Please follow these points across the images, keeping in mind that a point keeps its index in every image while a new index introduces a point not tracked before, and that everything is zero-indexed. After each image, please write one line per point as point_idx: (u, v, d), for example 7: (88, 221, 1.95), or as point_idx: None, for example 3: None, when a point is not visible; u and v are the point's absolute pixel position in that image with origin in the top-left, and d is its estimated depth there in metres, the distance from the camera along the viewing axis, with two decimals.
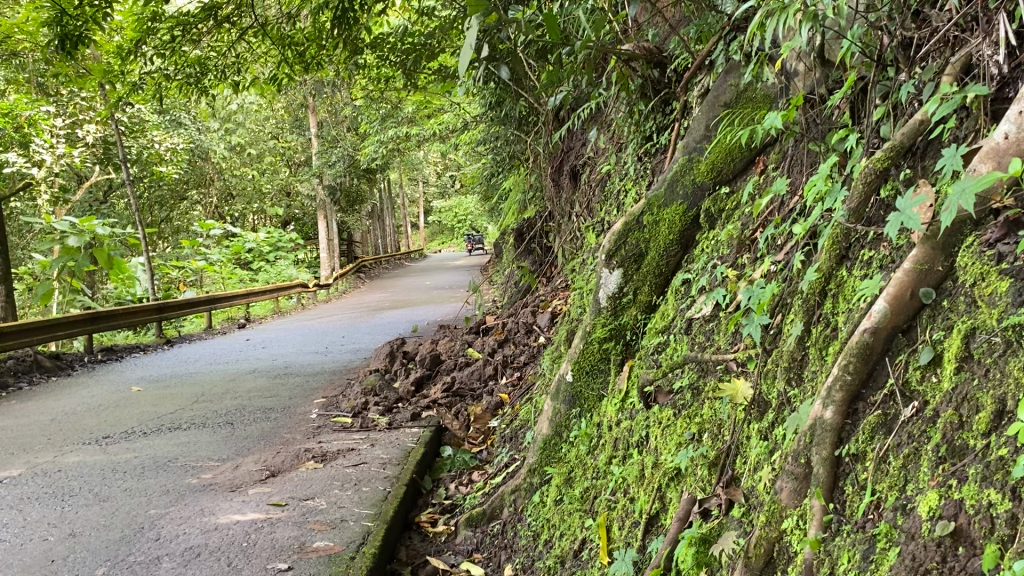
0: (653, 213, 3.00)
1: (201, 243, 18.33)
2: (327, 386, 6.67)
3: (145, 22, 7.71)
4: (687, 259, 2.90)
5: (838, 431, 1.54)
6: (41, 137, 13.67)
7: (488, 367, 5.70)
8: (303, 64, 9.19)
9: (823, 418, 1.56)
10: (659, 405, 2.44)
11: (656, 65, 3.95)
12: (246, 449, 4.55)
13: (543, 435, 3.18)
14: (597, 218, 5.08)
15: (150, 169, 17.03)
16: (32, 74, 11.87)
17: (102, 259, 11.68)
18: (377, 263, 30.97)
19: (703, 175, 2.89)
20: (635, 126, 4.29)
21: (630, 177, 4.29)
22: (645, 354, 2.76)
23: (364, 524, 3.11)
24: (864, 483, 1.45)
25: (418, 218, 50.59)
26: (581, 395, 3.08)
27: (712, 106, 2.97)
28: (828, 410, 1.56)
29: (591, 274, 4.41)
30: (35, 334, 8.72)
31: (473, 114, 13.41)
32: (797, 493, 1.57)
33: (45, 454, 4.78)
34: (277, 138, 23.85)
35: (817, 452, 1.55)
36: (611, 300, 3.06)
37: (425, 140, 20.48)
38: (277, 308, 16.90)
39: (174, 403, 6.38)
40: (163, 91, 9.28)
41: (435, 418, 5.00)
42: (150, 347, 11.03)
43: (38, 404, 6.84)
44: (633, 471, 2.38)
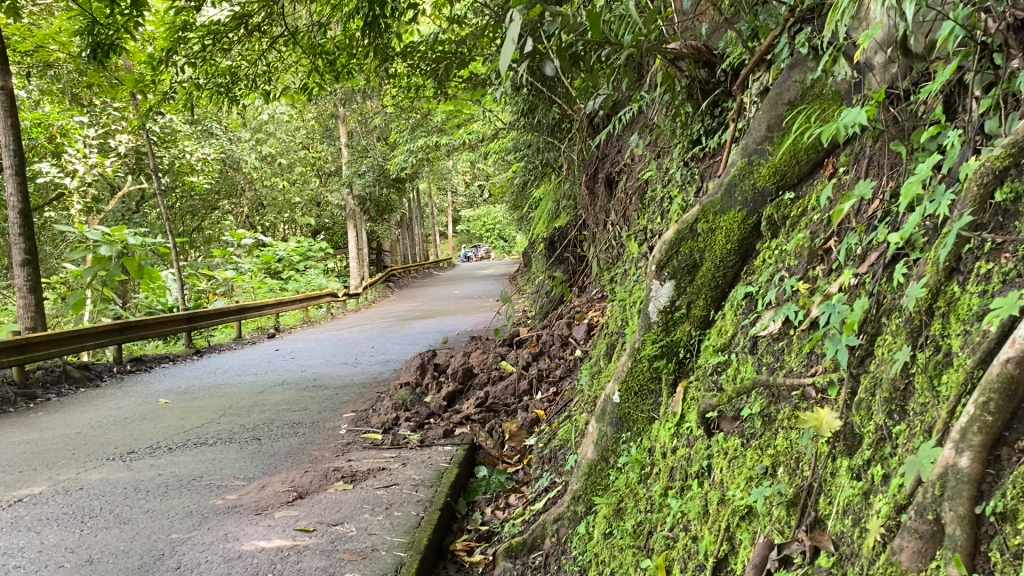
0: (708, 220, 2.76)
1: (231, 254, 18.41)
2: (357, 399, 6.49)
3: (175, 30, 7.75)
4: (747, 271, 2.66)
5: (977, 482, 1.31)
6: (73, 147, 13.84)
7: (522, 382, 5.49)
8: (333, 72, 9.18)
9: (957, 465, 1.33)
10: (722, 433, 2.21)
11: (704, 64, 3.73)
12: (273, 466, 4.36)
13: (589, 460, 2.97)
14: (637, 226, 4.85)
15: (181, 179, 17.14)
16: (64, 84, 12.03)
17: (133, 268, 11.66)
18: (405, 272, 30.97)
19: (765, 179, 2.64)
20: (680, 129, 4.07)
21: (675, 183, 4.06)
22: (704, 374, 2.53)
23: (397, 554, 2.90)
24: (1017, 550, 1.22)
25: (448, 228, 50.72)
26: (629, 418, 2.86)
27: (774, 104, 2.71)
28: (963, 456, 1.33)
29: (633, 285, 4.18)
30: (64, 344, 8.64)
31: (503, 122, 13.29)
32: (922, 555, 1.35)
33: (68, 470, 4.63)
34: (307, 148, 24.00)
35: (952, 509, 1.32)
36: (662, 314, 2.83)
37: (454, 148, 20.48)
38: (307, 318, 16.86)
39: (201, 416, 6.24)
40: (193, 101, 9.31)
41: (468, 436, 4.80)
42: (179, 358, 10.96)
43: (63, 416, 6.74)
44: (696, 506, 2.16)
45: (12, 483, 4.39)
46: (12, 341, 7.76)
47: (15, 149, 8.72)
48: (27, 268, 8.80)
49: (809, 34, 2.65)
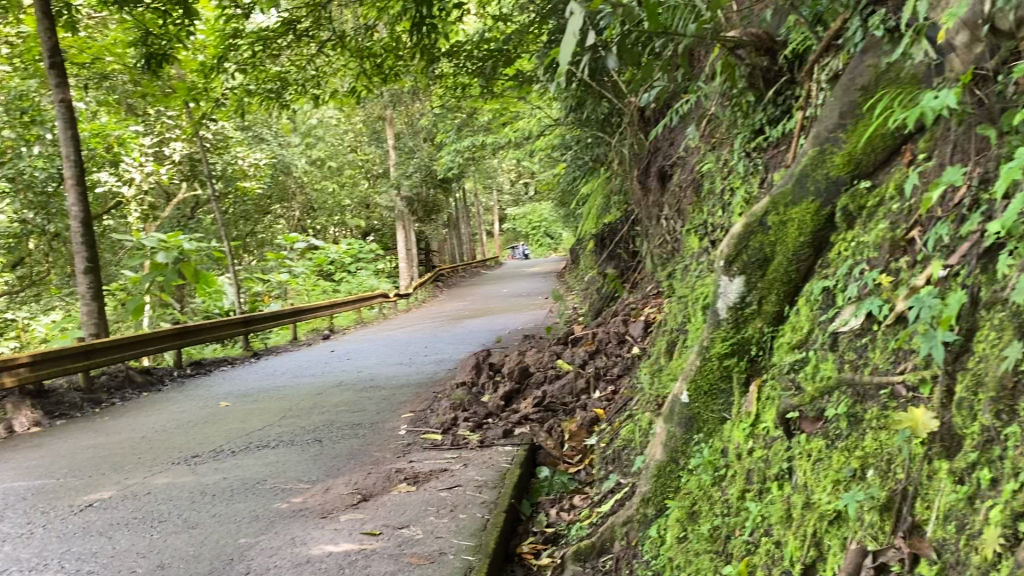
0: (780, 212, 2.67)
1: (284, 257, 18.69)
2: (414, 399, 6.50)
3: (225, 38, 8.08)
4: (821, 264, 2.57)
5: None
6: (131, 156, 14.33)
7: (580, 381, 5.43)
8: (381, 74, 9.34)
9: None
10: (803, 434, 2.12)
11: (765, 52, 3.65)
12: (336, 469, 4.38)
13: (657, 461, 2.91)
14: (695, 219, 4.76)
15: (234, 185, 17.48)
16: (121, 95, 12.34)
17: (189, 273, 11.90)
18: (453, 272, 31.12)
19: (839, 169, 2.54)
20: (741, 119, 3.98)
21: (737, 175, 3.97)
22: (780, 372, 2.45)
23: (465, 558, 2.87)
24: None
25: (495, 227, 50.84)
26: (699, 418, 2.80)
27: (846, 90, 2.61)
28: None
29: (694, 279, 4.10)
30: (126, 350, 8.83)
31: (549, 118, 13.28)
32: None
33: (135, 474, 4.71)
34: (354, 151, 24.28)
35: None
36: (731, 311, 2.76)
37: (500, 146, 20.53)
38: (359, 319, 17.03)
39: (261, 419, 6.30)
40: (245, 107, 9.48)
41: (528, 435, 4.75)
42: (236, 360, 11.15)
43: (128, 421, 6.87)
44: (778, 510, 2.08)
45: (82, 488, 4.47)
46: (76, 348, 7.94)
47: (76, 160, 8.95)
48: (89, 276, 9.00)
49: (884, 16, 2.54)
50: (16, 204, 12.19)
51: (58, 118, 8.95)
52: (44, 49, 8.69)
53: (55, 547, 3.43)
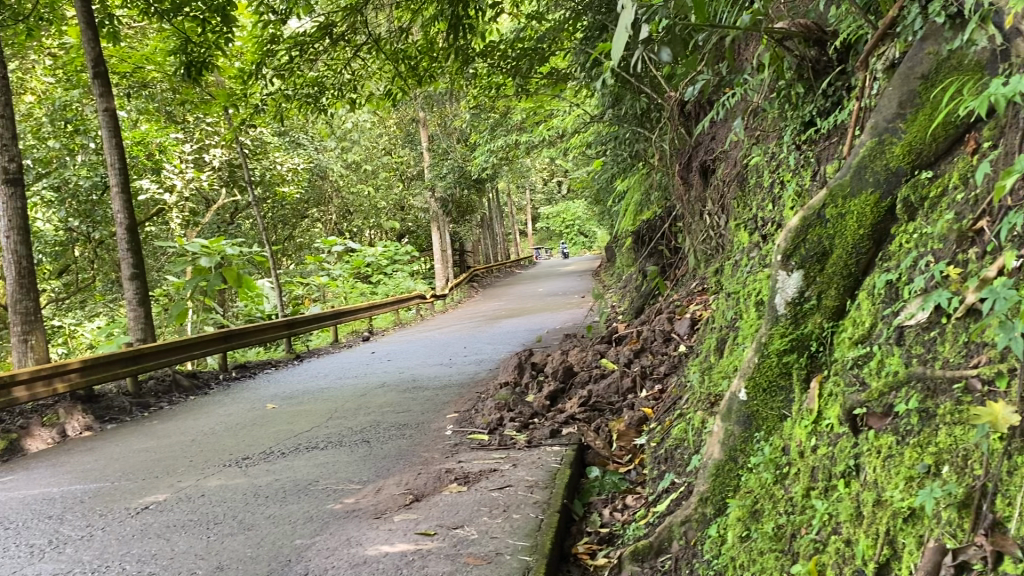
0: (837, 205, 2.64)
1: (323, 260, 18.90)
2: (458, 399, 6.52)
3: (265, 44, 8.19)
4: (882, 257, 2.52)
5: None
6: (171, 163, 14.55)
7: (626, 380, 5.40)
8: (416, 76, 9.39)
9: None
10: (871, 430, 2.09)
11: (814, 43, 3.61)
12: (386, 470, 4.41)
13: (715, 460, 2.89)
14: (743, 214, 4.71)
15: (272, 190, 17.69)
16: (162, 103, 12.57)
17: (231, 278, 12.08)
18: (487, 272, 31.19)
19: (899, 159, 2.50)
20: (792, 111, 3.93)
21: (788, 168, 3.92)
22: (842, 368, 2.41)
23: (523, 559, 2.86)
24: None
25: (529, 227, 50.88)
26: (758, 416, 2.77)
27: (904, 79, 2.56)
28: None
29: (745, 275, 4.06)
30: (173, 354, 8.96)
31: (584, 116, 13.25)
32: None
33: (188, 477, 4.78)
34: (389, 154, 24.51)
35: None
36: (790, 306, 2.74)
37: (534, 145, 20.53)
38: (398, 320, 17.14)
39: (309, 420, 6.37)
40: (284, 112, 9.61)
41: (577, 435, 4.74)
42: (279, 363, 11.28)
43: (177, 424, 6.98)
44: (846, 508, 2.05)
45: (138, 491, 4.54)
46: (125, 353, 8.08)
47: (120, 167, 9.10)
48: (135, 282, 9.16)
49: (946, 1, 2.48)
50: (63, 212, 12.44)
51: (103, 127, 9.10)
52: (88, 59, 8.86)
53: (115, 549, 3.49)
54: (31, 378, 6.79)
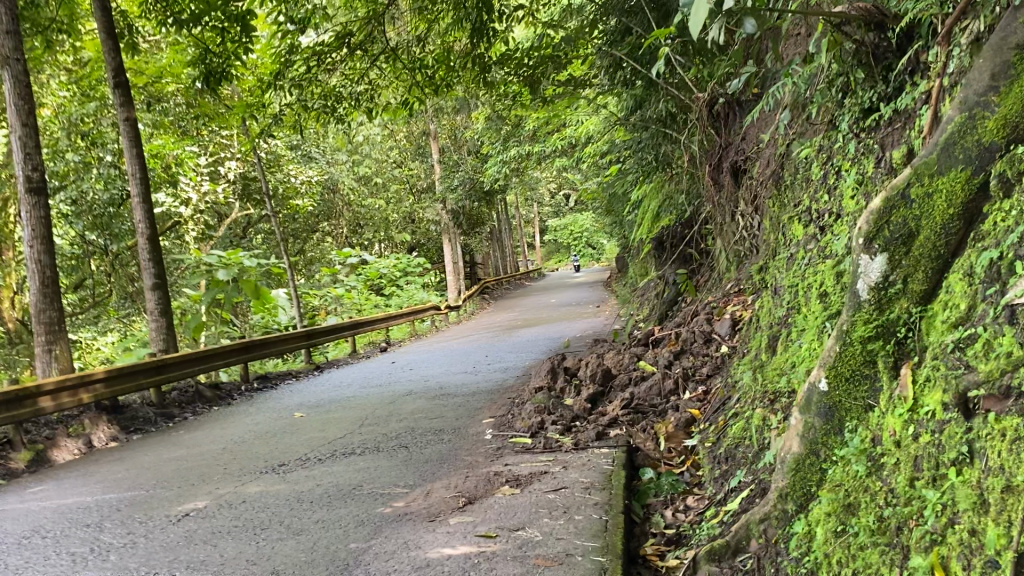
0: (924, 185, 2.53)
1: (336, 273, 18.87)
2: (492, 405, 6.42)
3: (282, 55, 8.16)
4: (974, 236, 2.39)
5: None
6: (187, 176, 14.54)
7: (668, 381, 5.28)
8: (433, 85, 9.35)
9: None
10: (988, 413, 1.98)
11: (875, 27, 3.51)
12: (431, 474, 4.29)
13: (794, 454, 2.79)
14: (792, 209, 4.60)
15: (285, 203, 17.68)
16: (177, 116, 12.53)
17: (248, 289, 12.05)
18: (498, 285, 31.15)
19: (992, 134, 2.35)
20: (851, 100, 3.83)
21: (845, 157, 3.82)
22: (940, 353, 2.29)
23: (596, 559, 2.74)
24: None
25: (536, 239, 50.89)
26: (841, 406, 2.66)
27: (997, 50, 2.42)
28: None
29: (800, 269, 3.96)
30: (195, 365, 8.86)
31: (601, 124, 13.19)
32: None
33: (226, 484, 4.67)
34: (399, 167, 24.51)
35: None
36: (874, 292, 2.63)
37: (547, 156, 20.48)
38: (413, 332, 17.07)
39: (341, 428, 6.26)
40: (302, 122, 9.56)
41: (624, 437, 4.63)
42: (299, 374, 11.20)
43: (206, 433, 6.88)
44: (965, 496, 1.95)
45: (176, 498, 4.44)
46: (148, 363, 7.98)
47: (141, 178, 9.02)
48: (157, 292, 9.06)
49: None
50: (79, 226, 12.34)
51: (123, 137, 9.02)
52: (108, 69, 8.78)
53: (162, 555, 3.38)
54: (57, 388, 6.68)
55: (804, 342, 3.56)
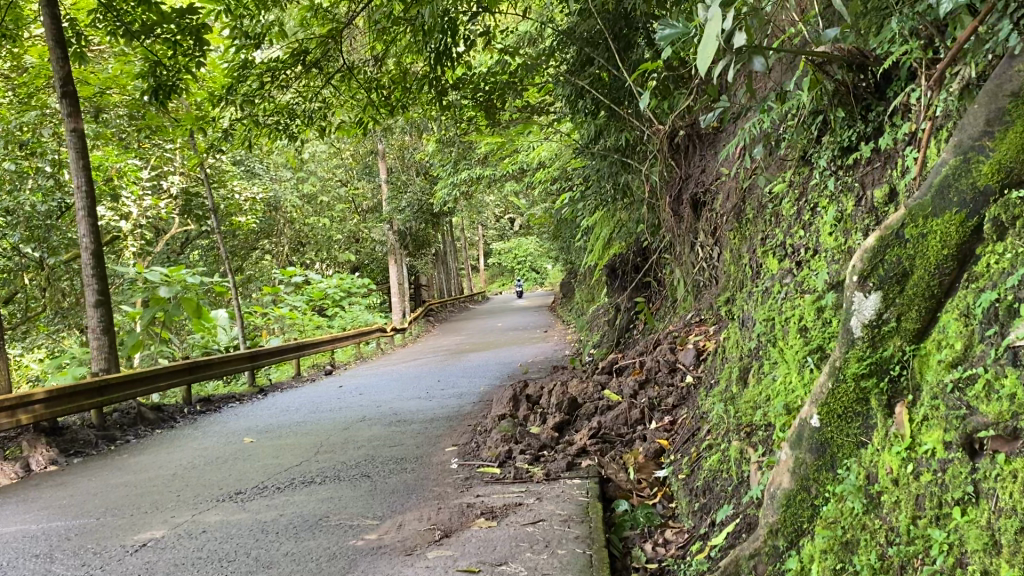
0: (917, 225, 2.56)
1: (281, 292, 18.55)
2: (452, 432, 6.33)
3: (234, 70, 7.99)
4: (968, 278, 2.42)
5: None
6: (129, 190, 14.14)
7: (634, 411, 5.26)
8: (389, 106, 9.28)
9: None
10: (996, 453, 2.00)
11: (856, 68, 3.57)
12: (400, 505, 4.19)
13: (784, 490, 2.80)
14: (762, 242, 4.66)
15: (228, 220, 17.32)
16: (120, 128, 12.18)
17: (191, 307, 11.71)
18: (442, 307, 31.02)
19: (987, 178, 2.39)
20: (829, 137, 3.90)
21: (821, 194, 3.89)
22: (938, 392, 2.31)
23: None
24: None
25: (480, 262, 50.92)
26: (833, 442, 2.68)
27: (992, 96, 2.48)
28: None
29: (773, 304, 4.01)
30: (138, 386, 8.56)
31: (554, 150, 13.25)
32: None
33: (182, 512, 4.49)
34: (346, 186, 24.28)
35: None
36: (866, 329, 2.66)
37: (496, 180, 20.52)
38: (360, 355, 16.84)
39: (296, 454, 6.09)
40: (252, 139, 9.37)
41: (594, 467, 4.60)
42: (244, 396, 10.91)
43: (152, 457, 6.63)
44: (974, 537, 1.97)
45: (129, 527, 4.24)
46: (90, 383, 7.67)
47: (87, 191, 8.70)
48: (100, 309, 8.73)
49: None
50: (15, 237, 11.85)
51: (70, 148, 8.70)
52: (56, 78, 8.44)
53: None
54: None
55: (778, 375, 3.59)
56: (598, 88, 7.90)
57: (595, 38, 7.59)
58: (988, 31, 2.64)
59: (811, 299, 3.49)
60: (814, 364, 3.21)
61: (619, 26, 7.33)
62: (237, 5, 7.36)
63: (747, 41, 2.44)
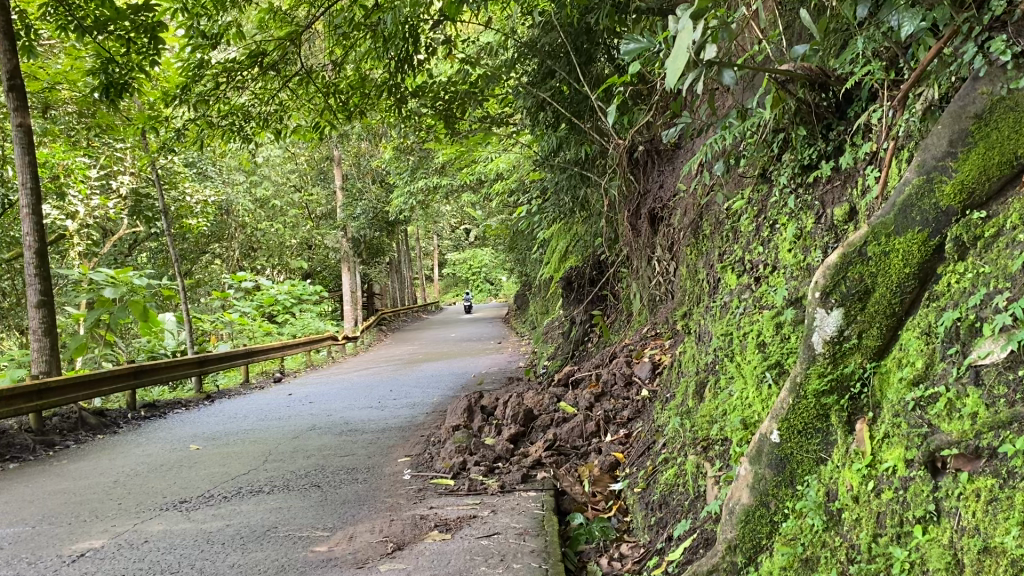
0: (881, 242, 2.57)
1: (231, 297, 18.19)
2: (403, 443, 6.23)
3: (189, 69, 7.79)
4: (928, 297, 2.44)
5: None
6: (75, 188, 13.75)
7: (590, 423, 5.22)
8: (346, 112, 9.16)
9: None
10: (959, 472, 2.01)
11: (818, 87, 3.62)
12: (351, 516, 4.10)
13: (743, 506, 2.78)
14: (721, 257, 4.67)
15: (178, 222, 16.93)
16: (68, 125, 11.83)
17: (137, 310, 11.37)
18: (395, 316, 30.79)
19: (950, 198, 2.42)
20: (790, 154, 3.93)
21: (781, 211, 3.91)
22: (899, 410, 2.32)
23: None
24: None
25: (434, 272, 50.70)
26: (793, 458, 2.67)
27: (956, 118, 2.50)
28: None
29: (730, 321, 4.02)
30: (79, 390, 8.30)
31: (511, 161, 13.23)
32: None
33: (124, 520, 4.33)
34: (300, 192, 23.98)
35: None
36: (828, 345, 2.65)
37: (452, 189, 20.45)
38: (310, 362, 16.59)
39: (243, 462, 5.93)
40: (204, 140, 9.16)
41: (549, 480, 4.55)
42: (190, 402, 10.64)
43: (92, 464, 6.40)
44: (936, 555, 1.97)
45: (66, 536, 4.07)
46: (28, 387, 7.41)
47: (32, 188, 8.39)
48: (42, 310, 8.44)
49: (1005, 42, 2.41)
50: None
51: (15, 143, 8.39)
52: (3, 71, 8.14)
53: None
54: None
55: (734, 391, 3.58)
56: (558, 101, 7.87)
57: (557, 51, 7.57)
58: (952, 54, 2.67)
59: (770, 316, 3.49)
60: (773, 379, 3.21)
61: (580, 40, 7.33)
62: (194, 3, 7.19)
63: (720, 54, 2.45)
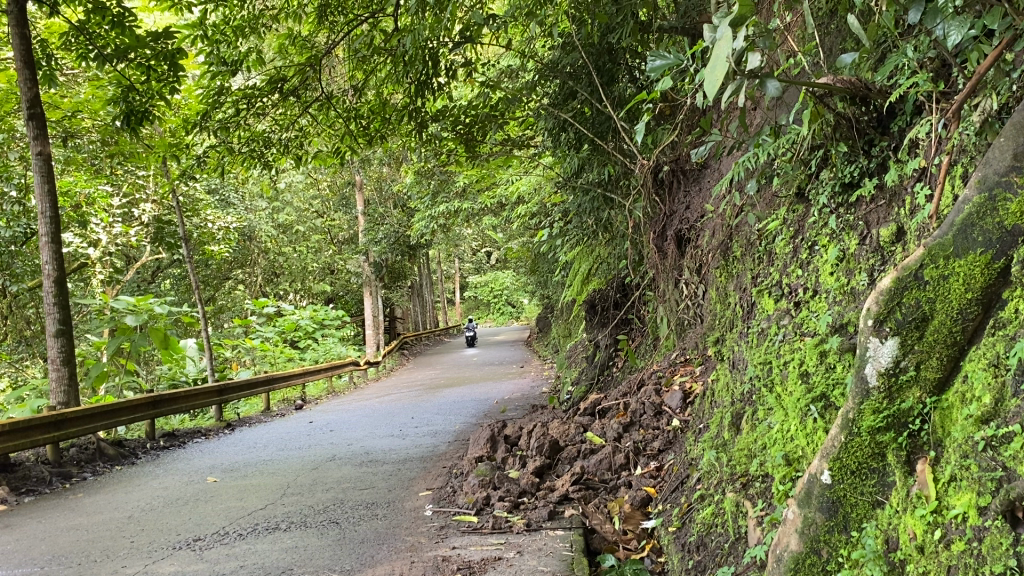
0: (938, 266, 2.36)
1: (253, 323, 18.10)
2: (425, 475, 6.03)
3: (206, 97, 7.69)
4: (993, 324, 2.22)
5: None
6: (97, 217, 13.72)
7: (618, 455, 5.00)
8: (367, 137, 9.03)
9: None
10: None
11: (859, 101, 3.40)
12: (371, 557, 3.91)
13: (793, 553, 2.59)
14: (755, 281, 4.46)
15: (199, 250, 16.89)
16: (90, 154, 11.80)
17: (158, 338, 11.25)
18: (416, 341, 30.65)
19: (1016, 217, 2.21)
20: (829, 172, 3.73)
21: (820, 232, 3.70)
22: (967, 451, 2.10)
23: None
24: None
25: (456, 294, 50.65)
26: (846, 502, 2.47)
27: (1021, 129, 2.29)
28: None
29: (767, 349, 3.82)
30: (97, 420, 8.16)
31: (531, 185, 13.06)
32: None
33: (136, 561, 4.17)
34: (321, 217, 23.95)
35: None
36: (882, 377, 2.44)
37: (474, 213, 20.32)
38: (332, 388, 16.45)
39: (260, 496, 5.76)
40: (225, 167, 9.06)
41: (578, 517, 4.34)
42: (210, 431, 10.48)
43: (107, 498, 6.25)
44: None
45: None
46: (45, 418, 7.29)
47: (51, 216, 8.31)
48: (61, 339, 8.30)
49: None
50: None
51: (35, 172, 8.30)
52: (23, 99, 8.01)
53: None
54: None
55: (774, 424, 3.37)
56: (581, 122, 7.67)
57: (578, 71, 7.42)
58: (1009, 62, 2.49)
59: (813, 346, 3.28)
60: (818, 413, 3.00)
61: (602, 60, 7.20)
62: (213, 30, 7.09)
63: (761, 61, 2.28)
